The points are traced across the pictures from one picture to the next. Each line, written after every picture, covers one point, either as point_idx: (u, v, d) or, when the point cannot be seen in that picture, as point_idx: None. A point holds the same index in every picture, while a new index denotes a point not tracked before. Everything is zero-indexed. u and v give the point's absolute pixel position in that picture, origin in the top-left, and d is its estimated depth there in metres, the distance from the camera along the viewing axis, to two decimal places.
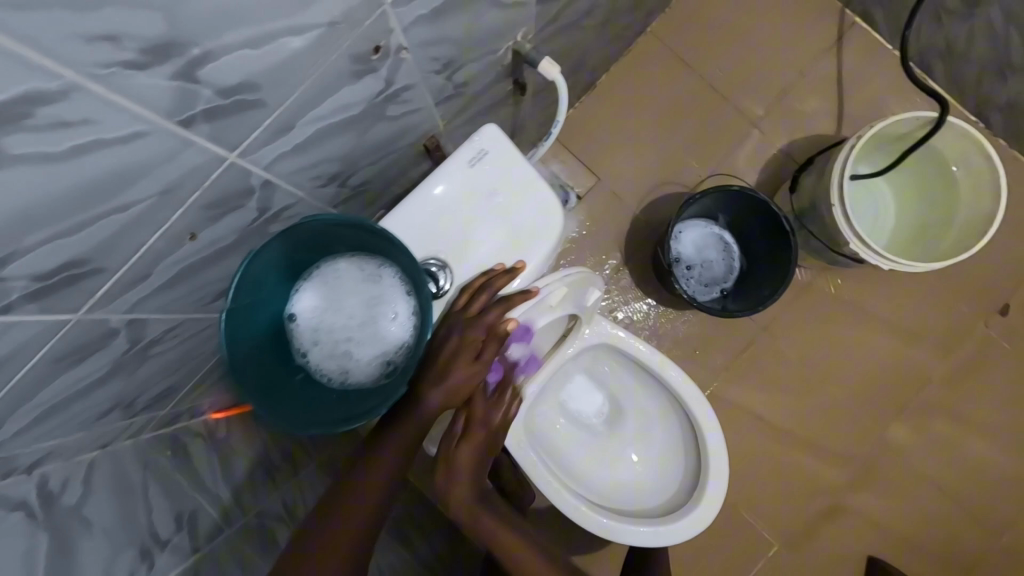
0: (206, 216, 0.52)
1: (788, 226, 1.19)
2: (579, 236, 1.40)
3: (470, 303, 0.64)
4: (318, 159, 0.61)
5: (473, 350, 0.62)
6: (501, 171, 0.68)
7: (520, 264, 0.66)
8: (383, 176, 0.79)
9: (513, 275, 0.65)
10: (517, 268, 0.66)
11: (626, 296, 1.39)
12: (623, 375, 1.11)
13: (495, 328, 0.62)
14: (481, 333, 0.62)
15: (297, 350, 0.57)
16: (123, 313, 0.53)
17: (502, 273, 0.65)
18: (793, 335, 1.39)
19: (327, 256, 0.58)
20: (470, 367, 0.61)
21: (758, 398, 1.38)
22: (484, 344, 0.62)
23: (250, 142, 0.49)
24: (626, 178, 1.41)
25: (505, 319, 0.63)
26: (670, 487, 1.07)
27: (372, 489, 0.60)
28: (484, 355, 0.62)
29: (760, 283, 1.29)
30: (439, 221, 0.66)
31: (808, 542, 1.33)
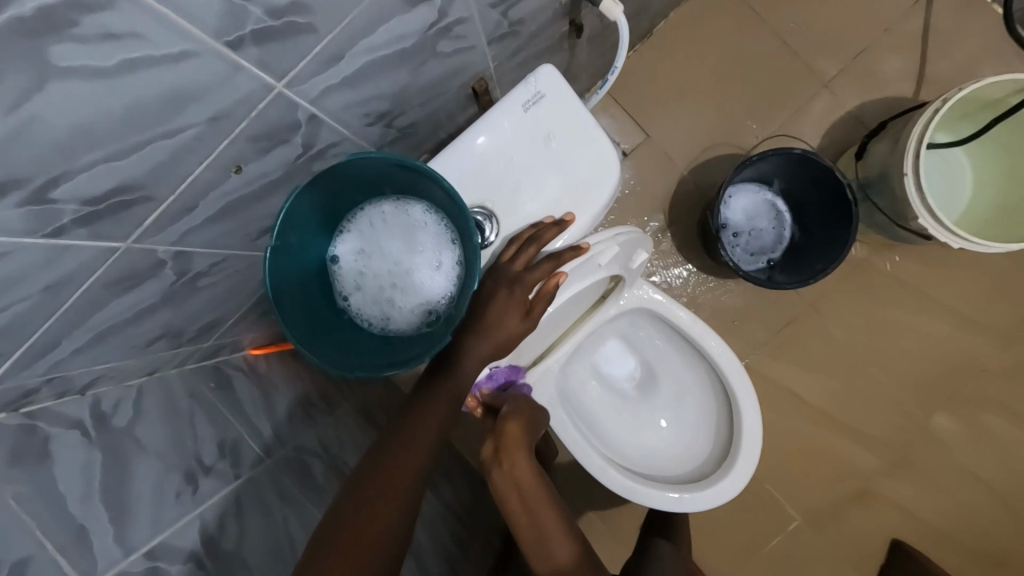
0: (254, 148, 0.51)
1: (852, 196, 1.11)
2: (622, 195, 1.34)
3: (517, 256, 0.61)
4: (367, 95, 0.58)
5: (521, 308, 0.60)
6: (556, 119, 0.64)
7: (569, 218, 0.63)
8: (429, 120, 0.76)
9: (562, 228, 0.62)
10: (566, 221, 0.63)
11: (666, 261, 1.35)
12: (659, 341, 1.08)
13: (545, 286, 0.60)
14: (529, 291, 0.60)
15: (339, 293, 0.56)
16: (171, 244, 0.53)
17: (551, 226, 0.63)
18: (840, 313, 1.33)
19: (372, 198, 0.56)
20: (518, 326, 0.60)
21: (795, 374, 1.33)
22: (532, 301, 0.61)
23: (299, 71, 0.46)
24: (678, 137, 1.33)
25: (553, 275, 0.61)
26: (699, 457, 1.05)
27: (421, 442, 0.57)
28: (533, 314, 0.61)
29: (813, 257, 1.22)
30: (489, 169, 0.63)
31: (833, 522, 1.31)
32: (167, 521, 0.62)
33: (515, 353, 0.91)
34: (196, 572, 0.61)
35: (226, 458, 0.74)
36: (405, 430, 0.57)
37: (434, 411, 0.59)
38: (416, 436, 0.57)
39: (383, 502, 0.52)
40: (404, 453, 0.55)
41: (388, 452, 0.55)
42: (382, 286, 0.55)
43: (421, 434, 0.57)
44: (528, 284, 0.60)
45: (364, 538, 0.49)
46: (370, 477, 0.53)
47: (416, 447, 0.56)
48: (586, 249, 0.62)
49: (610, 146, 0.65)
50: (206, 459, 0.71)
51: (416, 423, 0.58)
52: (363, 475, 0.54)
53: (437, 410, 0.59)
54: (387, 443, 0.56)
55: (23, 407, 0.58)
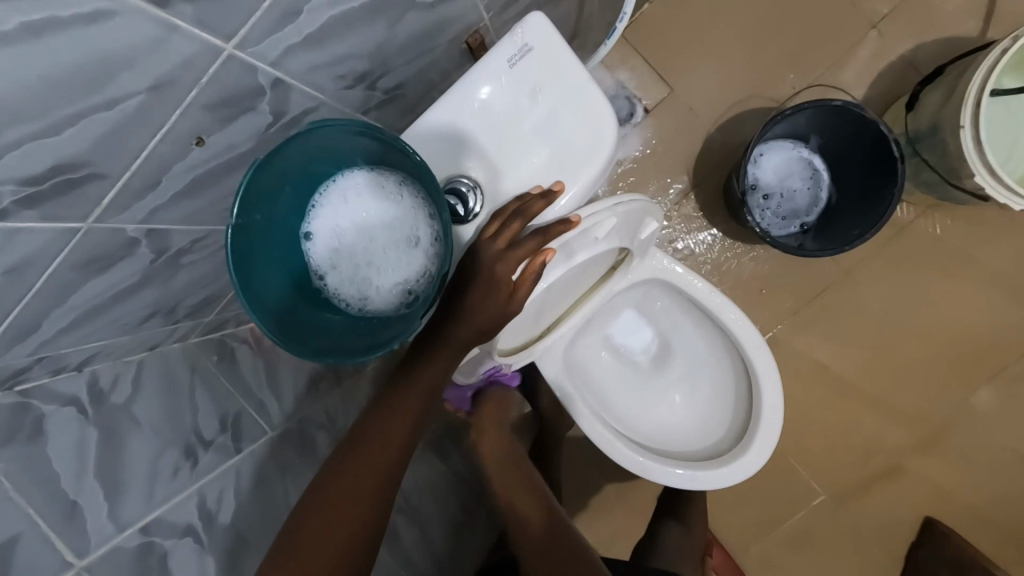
0: (213, 117, 0.47)
1: (899, 152, 1.01)
2: (642, 155, 1.25)
3: (499, 234, 0.56)
4: (338, 53, 0.53)
5: (504, 290, 0.55)
6: (546, 72, 0.59)
7: (557, 187, 0.58)
8: (420, 80, 0.71)
9: (549, 201, 0.57)
10: (555, 191, 0.58)
11: (689, 225, 1.26)
12: (675, 312, 1.02)
13: (530, 264, 0.55)
14: (512, 271, 0.55)
15: (314, 272, 0.52)
16: (140, 222, 0.51)
17: (537, 197, 0.57)
18: (878, 281, 1.23)
19: (344, 171, 0.51)
20: (499, 309, 0.56)
21: (826, 346, 1.26)
22: (515, 284, 0.56)
23: (248, 29, 0.42)
24: (704, 90, 1.23)
25: (540, 252, 0.55)
26: (715, 434, 1.01)
27: (389, 445, 0.56)
28: (516, 298, 0.56)
29: (850, 220, 1.12)
30: (472, 132, 0.58)
31: (859, 498, 1.25)
32: (163, 496, 0.63)
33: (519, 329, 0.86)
34: (194, 547, 0.62)
35: (227, 431, 0.76)
36: (376, 426, 0.57)
37: (405, 411, 0.58)
38: (383, 438, 0.56)
39: (347, 505, 0.52)
40: (368, 455, 0.55)
41: (352, 453, 0.55)
42: (356, 263, 0.52)
43: (388, 435, 0.56)
44: (512, 263, 0.55)
45: (325, 539, 0.50)
46: (331, 479, 0.53)
47: (382, 448, 0.55)
48: (577, 222, 0.56)
49: (607, 105, 0.60)
50: (206, 434, 0.72)
51: (383, 425, 0.57)
52: (326, 476, 0.54)
53: (407, 411, 0.58)
54: (357, 440, 0.56)
55: (18, 385, 0.58)
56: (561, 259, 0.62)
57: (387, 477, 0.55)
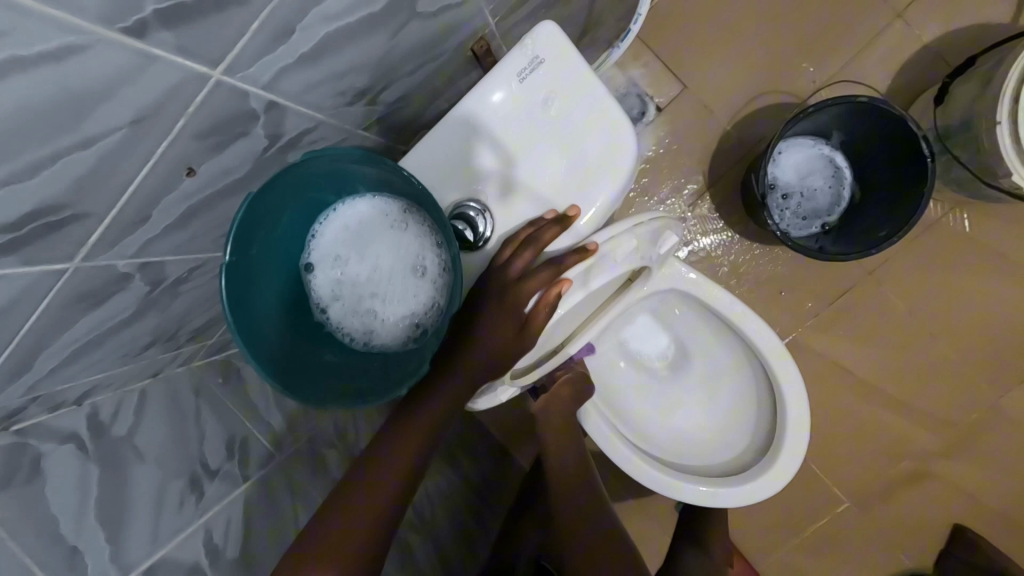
0: (204, 146, 0.44)
1: (929, 150, 0.96)
2: (656, 155, 1.21)
3: (512, 260, 0.56)
4: (335, 70, 0.50)
5: (516, 324, 0.55)
6: (559, 82, 0.58)
7: (572, 212, 0.57)
8: (424, 90, 0.67)
9: (563, 226, 0.56)
10: (569, 216, 0.57)
11: (705, 226, 1.22)
12: (694, 320, 0.98)
13: (545, 296, 0.55)
14: (525, 303, 0.55)
15: (315, 306, 0.49)
16: (133, 255, 0.48)
17: (551, 223, 0.57)
18: (903, 281, 1.18)
19: (345, 198, 0.49)
20: (512, 344, 0.56)
21: (850, 350, 1.21)
22: (528, 317, 0.56)
23: (237, 53, 0.39)
24: (719, 85, 1.18)
25: (557, 282, 0.55)
26: (737, 446, 0.97)
27: (389, 481, 0.51)
28: (529, 330, 0.56)
29: (874, 220, 1.07)
30: (484, 148, 0.57)
31: (886, 505, 1.21)
32: (168, 533, 0.61)
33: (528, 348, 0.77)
34: None
35: (234, 458, 0.73)
36: (373, 466, 0.52)
37: (408, 443, 0.53)
38: (380, 480, 0.51)
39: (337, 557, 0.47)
40: (362, 500, 0.50)
41: (344, 496, 0.50)
42: (361, 297, 0.48)
43: (384, 477, 0.51)
44: (524, 295, 0.55)
45: None
46: (322, 526, 0.49)
47: (382, 484, 0.51)
48: (595, 250, 0.56)
49: (624, 117, 0.59)
50: (212, 462, 0.70)
51: (380, 464, 0.52)
52: (317, 520, 0.50)
53: (408, 445, 0.53)
54: (351, 481, 0.51)
55: (14, 424, 0.56)
56: (577, 284, 0.59)
57: (387, 515, 0.51)
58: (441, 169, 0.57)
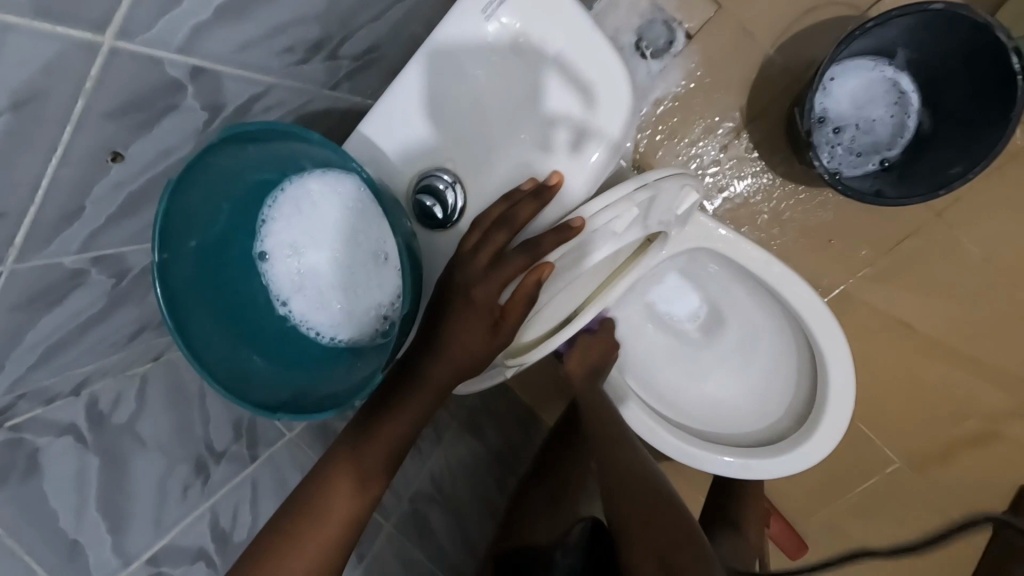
0: (127, 127, 0.38)
1: (1019, 65, 0.79)
2: (686, 90, 1.07)
3: (481, 244, 0.49)
4: (273, 21, 0.42)
5: (487, 320, 0.47)
6: (538, 17, 0.51)
7: (554, 178, 0.51)
8: (399, 37, 0.59)
9: (541, 203, 0.49)
10: (550, 186, 0.50)
11: (743, 168, 1.09)
12: (728, 279, 0.89)
13: (524, 282, 0.46)
14: (499, 292, 0.47)
15: (274, 299, 0.44)
16: (79, 251, 0.44)
17: (528, 199, 0.50)
18: (978, 221, 1.03)
19: (293, 175, 0.43)
20: (483, 343, 0.48)
21: (911, 301, 1.08)
22: (501, 310, 0.48)
23: (126, 10, 0.32)
24: (761, 3, 1.02)
25: (537, 266, 0.46)
26: (774, 414, 0.89)
27: (362, 475, 0.49)
28: (502, 326, 0.48)
29: (943, 156, 0.92)
30: (551, 88, 0.52)
31: (943, 467, 1.11)
32: (171, 521, 0.63)
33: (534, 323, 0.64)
34: None
35: (242, 439, 0.73)
36: (340, 467, 0.49)
37: (386, 436, 0.49)
38: (345, 481, 0.49)
39: (293, 555, 0.47)
40: (327, 505, 0.48)
41: (310, 499, 0.48)
42: (322, 292, 0.43)
43: (349, 481, 0.49)
44: (498, 284, 0.47)
45: None
46: (287, 525, 0.48)
47: (355, 477, 0.49)
48: (581, 227, 0.47)
49: (615, 56, 0.51)
50: (217, 445, 0.70)
51: (347, 468, 0.49)
52: (283, 519, 0.48)
53: (382, 441, 0.49)
54: (318, 482, 0.49)
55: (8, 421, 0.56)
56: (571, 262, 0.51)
57: (352, 517, 0.49)
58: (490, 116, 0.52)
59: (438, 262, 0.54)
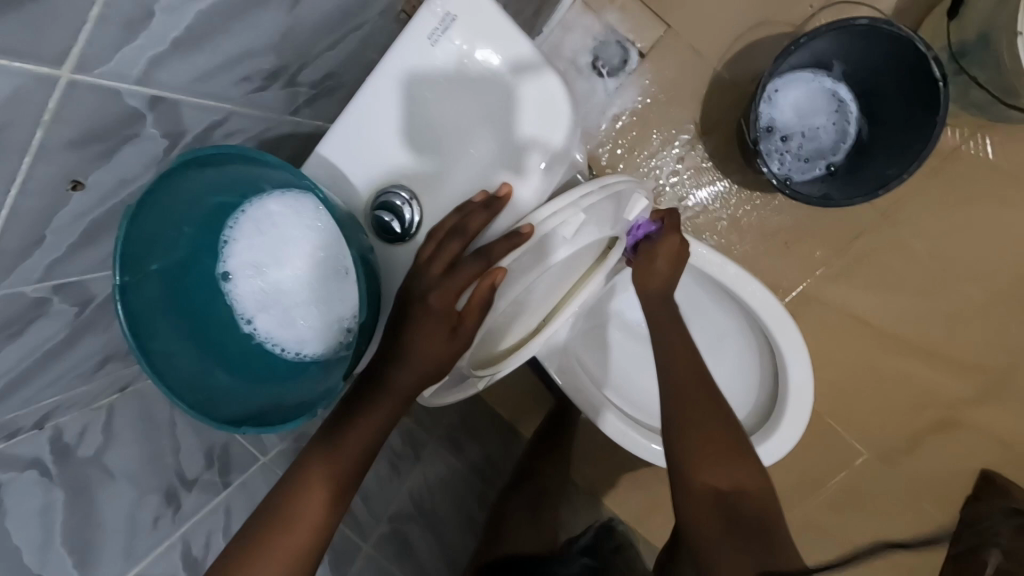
0: (87, 156, 0.39)
1: (939, 73, 0.86)
2: (643, 106, 1.12)
3: (437, 255, 0.51)
4: (231, 52, 0.44)
5: (445, 326, 0.50)
6: (481, 40, 0.53)
7: (504, 190, 0.53)
8: (357, 64, 0.61)
9: (491, 212, 0.52)
10: (500, 197, 0.53)
11: (700, 177, 1.14)
12: (690, 283, 0.92)
13: (478, 288, 0.48)
14: (456, 298, 0.50)
15: (240, 317, 0.45)
16: (40, 280, 0.45)
17: (479, 210, 0.52)
18: (920, 218, 1.10)
19: (254, 197, 0.44)
20: (442, 348, 0.50)
21: (865, 297, 1.13)
22: (459, 316, 0.50)
23: (84, 45, 0.33)
24: (706, 23, 1.08)
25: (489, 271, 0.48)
26: (741, 412, 0.92)
27: (331, 480, 0.51)
28: (460, 330, 0.50)
29: (882, 159, 0.98)
30: (529, 102, 0.55)
31: (908, 455, 1.16)
32: (141, 553, 0.63)
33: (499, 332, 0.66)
34: None
35: (214, 466, 0.73)
36: (310, 474, 0.51)
37: (358, 435, 0.51)
38: (314, 489, 0.50)
39: (264, 559, 0.48)
40: (297, 511, 0.50)
41: (280, 507, 0.50)
42: (285, 308, 0.45)
43: (318, 488, 0.50)
44: (453, 291, 0.49)
45: None
46: (258, 533, 0.49)
47: (324, 483, 0.50)
48: (531, 233, 0.49)
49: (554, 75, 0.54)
50: (189, 473, 0.69)
51: (317, 474, 0.51)
52: (254, 528, 0.50)
53: (350, 446, 0.51)
54: (288, 490, 0.50)
55: None
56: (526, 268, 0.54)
57: (322, 523, 0.50)
58: (466, 121, 0.55)
59: (396, 275, 0.55)
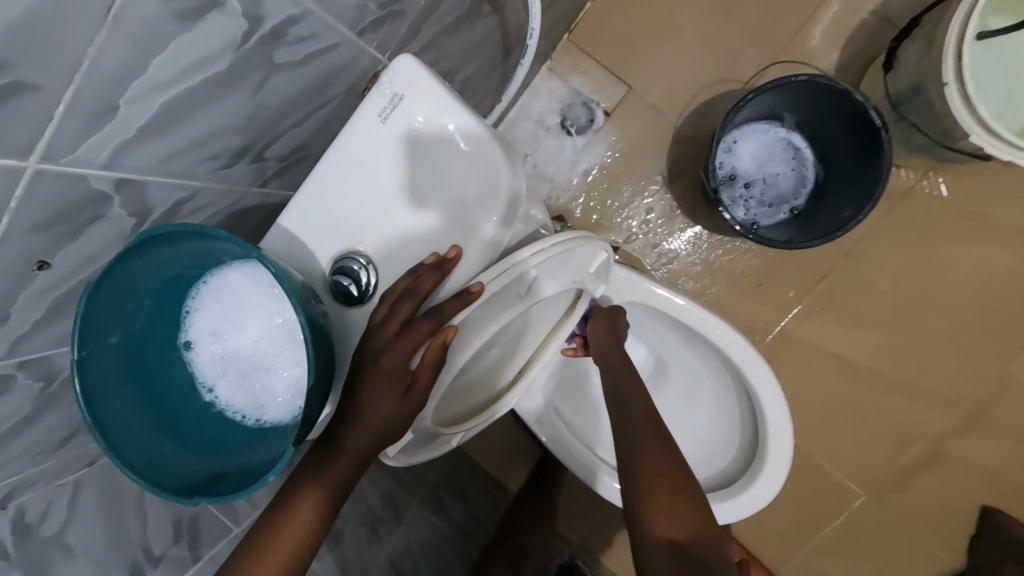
0: (51, 237, 0.41)
1: (879, 120, 0.91)
2: (612, 161, 1.17)
3: (389, 318, 0.52)
4: (195, 135, 0.47)
5: (398, 386, 0.51)
6: (429, 112, 0.55)
7: (453, 252, 0.55)
8: (324, 137, 0.65)
9: (441, 270, 0.54)
10: (449, 260, 0.54)
11: (671, 225, 1.18)
12: (664, 330, 0.93)
13: (431, 347, 0.50)
14: (408, 359, 0.51)
15: (202, 384, 0.46)
16: (4, 357, 0.46)
17: (431, 269, 0.54)
18: (887, 255, 1.12)
19: (213, 267, 0.45)
20: (397, 409, 0.51)
21: (842, 334, 1.15)
22: (412, 375, 0.51)
23: (50, 138, 0.36)
24: (665, 83, 1.15)
25: (442, 329, 0.50)
26: (724, 457, 0.91)
27: (284, 550, 0.50)
28: (414, 390, 0.51)
29: (839, 201, 1.02)
30: (494, 160, 0.57)
31: (902, 493, 1.14)
32: None
33: (469, 390, 0.66)
34: None
35: (183, 539, 0.72)
36: (265, 544, 0.50)
37: (313, 501, 0.51)
38: (268, 560, 0.49)
39: None
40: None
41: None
42: (244, 374, 0.46)
43: (273, 557, 0.49)
44: (406, 351, 0.50)
45: None
46: None
47: (278, 553, 0.49)
48: (480, 291, 0.51)
49: (497, 145, 0.57)
50: (156, 548, 0.69)
51: (270, 545, 0.50)
52: None
53: (305, 514, 0.50)
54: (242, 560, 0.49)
55: None
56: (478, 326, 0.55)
57: None
58: (433, 175, 0.57)
59: (353, 335, 0.57)
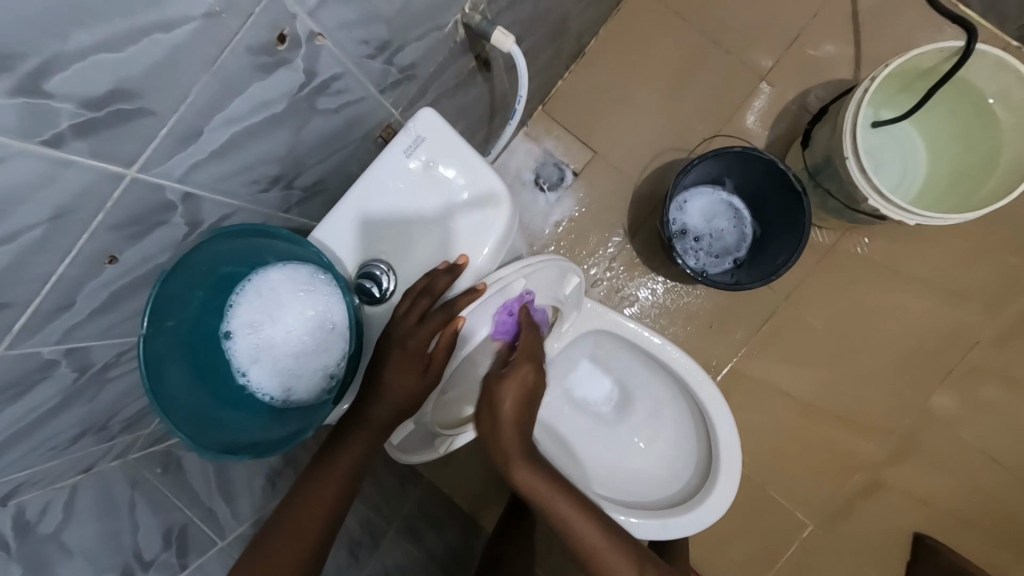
0: (123, 235, 0.49)
1: (799, 185, 1.10)
2: (579, 215, 1.32)
3: (411, 310, 0.63)
4: (246, 161, 0.57)
5: (418, 365, 0.63)
6: (443, 154, 0.67)
7: (461, 260, 0.66)
8: (340, 174, 0.75)
9: (452, 275, 0.65)
10: (459, 265, 0.66)
11: (632, 273, 1.32)
12: (628, 361, 1.04)
13: (445, 334, 0.62)
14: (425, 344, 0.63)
15: (236, 368, 0.55)
16: (57, 342, 0.52)
17: (444, 273, 0.65)
18: (817, 303, 1.29)
19: (258, 266, 0.56)
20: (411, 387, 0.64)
21: (782, 371, 1.29)
22: (429, 358, 0.64)
23: (149, 154, 0.45)
24: (625, 151, 1.33)
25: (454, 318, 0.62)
26: (682, 478, 0.99)
27: (323, 496, 0.64)
28: (430, 369, 0.64)
29: (775, 252, 1.18)
30: (495, 194, 0.68)
31: (845, 521, 1.24)
32: None
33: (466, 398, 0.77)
34: None
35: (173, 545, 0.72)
36: (308, 492, 0.64)
37: (345, 457, 0.65)
38: (309, 505, 0.63)
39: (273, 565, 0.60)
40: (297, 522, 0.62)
41: (283, 519, 0.63)
42: (275, 359, 0.55)
43: (314, 501, 0.63)
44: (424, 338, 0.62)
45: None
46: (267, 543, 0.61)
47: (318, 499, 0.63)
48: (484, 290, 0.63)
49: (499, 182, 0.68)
50: (146, 552, 0.70)
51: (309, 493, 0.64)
52: (263, 540, 0.62)
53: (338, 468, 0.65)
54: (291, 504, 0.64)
55: None
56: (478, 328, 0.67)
57: (318, 533, 0.63)
58: (444, 202, 0.67)
59: (373, 328, 0.68)
